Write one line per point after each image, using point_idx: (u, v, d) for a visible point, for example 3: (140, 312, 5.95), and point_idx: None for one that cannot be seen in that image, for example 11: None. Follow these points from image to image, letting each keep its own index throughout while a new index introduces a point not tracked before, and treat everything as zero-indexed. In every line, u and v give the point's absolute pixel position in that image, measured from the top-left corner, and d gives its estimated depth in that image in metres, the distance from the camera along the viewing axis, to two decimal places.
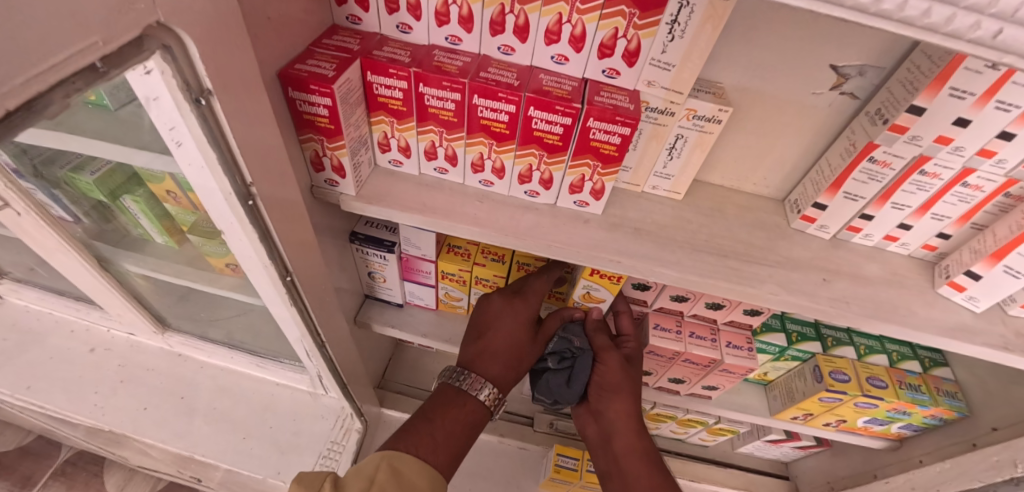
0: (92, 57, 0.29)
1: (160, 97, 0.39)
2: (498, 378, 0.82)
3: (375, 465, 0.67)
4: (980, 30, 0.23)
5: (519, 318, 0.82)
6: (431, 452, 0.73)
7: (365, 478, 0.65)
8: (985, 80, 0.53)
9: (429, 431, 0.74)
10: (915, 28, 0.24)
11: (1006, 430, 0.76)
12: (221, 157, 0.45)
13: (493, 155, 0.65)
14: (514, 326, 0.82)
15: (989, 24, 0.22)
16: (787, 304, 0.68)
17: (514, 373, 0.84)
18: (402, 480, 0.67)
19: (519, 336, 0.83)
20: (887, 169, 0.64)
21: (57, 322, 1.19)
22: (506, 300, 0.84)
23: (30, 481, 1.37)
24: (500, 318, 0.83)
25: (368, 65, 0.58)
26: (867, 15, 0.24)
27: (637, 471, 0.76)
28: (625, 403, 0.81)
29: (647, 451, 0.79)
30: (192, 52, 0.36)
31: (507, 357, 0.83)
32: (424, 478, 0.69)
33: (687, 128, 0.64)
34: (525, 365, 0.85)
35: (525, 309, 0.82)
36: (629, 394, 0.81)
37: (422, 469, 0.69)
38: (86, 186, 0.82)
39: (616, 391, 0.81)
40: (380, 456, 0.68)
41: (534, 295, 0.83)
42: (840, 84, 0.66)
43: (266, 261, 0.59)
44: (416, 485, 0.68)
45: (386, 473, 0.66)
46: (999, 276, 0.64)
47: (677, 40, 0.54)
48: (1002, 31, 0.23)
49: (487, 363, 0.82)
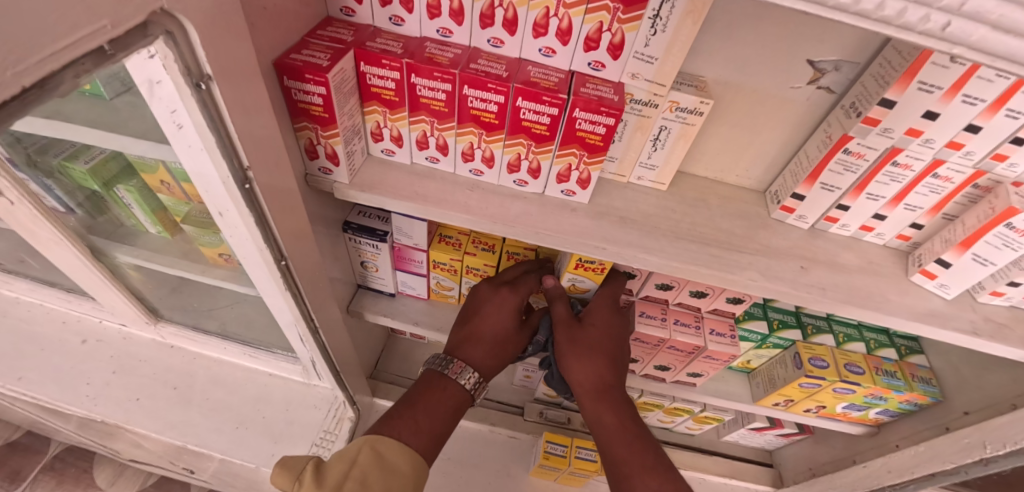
0: (100, 39, 0.31)
1: (161, 81, 0.41)
2: (480, 363, 0.86)
3: (356, 449, 0.69)
4: (930, 23, 0.25)
5: (503, 306, 0.85)
6: (413, 434, 0.75)
7: (347, 461, 0.67)
8: (952, 74, 0.56)
9: (411, 415, 0.77)
10: (870, 21, 0.26)
11: (977, 413, 0.80)
12: (219, 141, 0.47)
13: (483, 145, 0.67)
14: (498, 314, 0.85)
15: (938, 17, 0.25)
16: (766, 289, 0.71)
17: (495, 360, 0.87)
18: (383, 462, 0.70)
19: (504, 323, 0.86)
20: (861, 160, 0.67)
21: (48, 314, 1.19)
22: (493, 289, 0.86)
23: (19, 476, 1.38)
24: (485, 305, 0.86)
25: (361, 56, 0.60)
26: (827, 8, 0.26)
27: (609, 438, 0.82)
28: (580, 374, 0.83)
29: (616, 420, 0.82)
30: (193, 38, 0.38)
31: (489, 344, 0.87)
32: (406, 461, 0.71)
33: (670, 120, 0.66)
34: (507, 354, 0.89)
35: (510, 297, 0.85)
36: (585, 364, 0.83)
37: (403, 451, 0.72)
38: (80, 176, 0.83)
39: (571, 363, 0.83)
40: (361, 441, 0.71)
41: (523, 285, 0.85)
42: (817, 79, 0.69)
43: (261, 245, 0.61)
44: (397, 467, 0.70)
45: (368, 456, 0.69)
46: (968, 263, 0.67)
47: (660, 34, 0.56)
48: (950, 24, 0.25)
49: (468, 349, 0.86)
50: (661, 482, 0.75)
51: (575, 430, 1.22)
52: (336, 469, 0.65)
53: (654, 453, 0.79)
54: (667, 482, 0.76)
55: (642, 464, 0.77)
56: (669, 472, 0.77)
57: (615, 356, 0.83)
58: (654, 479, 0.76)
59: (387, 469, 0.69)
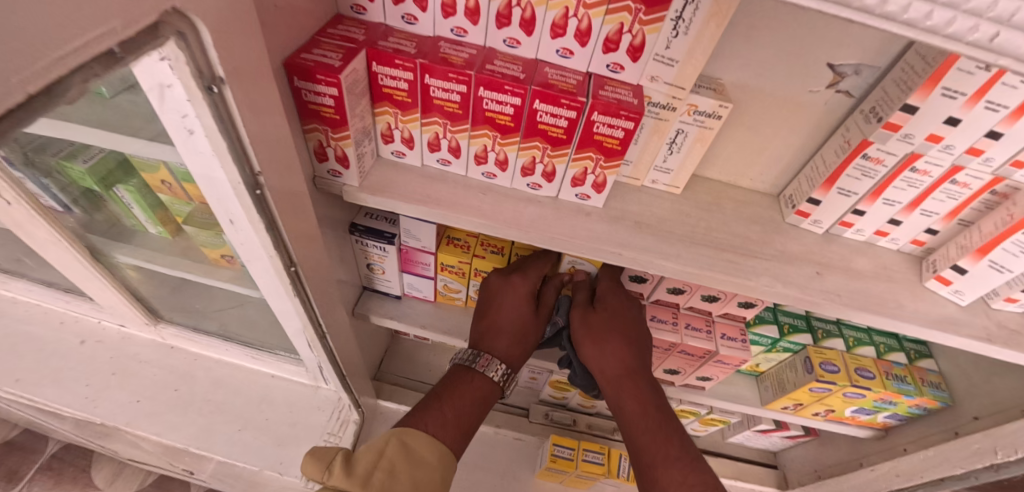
0: (110, 41, 0.29)
1: (171, 84, 0.39)
2: (507, 354, 0.85)
3: (384, 440, 0.69)
4: (978, 33, 0.22)
5: (518, 293, 0.84)
6: (440, 427, 0.75)
7: (374, 452, 0.67)
8: (975, 81, 0.55)
9: (438, 406, 0.77)
10: (915, 31, 0.23)
11: (988, 419, 0.80)
12: (230, 146, 0.45)
13: (497, 147, 0.66)
14: (515, 303, 0.84)
15: (987, 28, 0.22)
16: (781, 296, 0.70)
17: (520, 349, 0.86)
18: (411, 453, 0.69)
19: (522, 310, 0.85)
20: (880, 165, 0.66)
21: (45, 314, 1.17)
22: (504, 279, 0.86)
23: (16, 475, 1.36)
24: (500, 296, 0.85)
25: (373, 55, 0.58)
26: (869, 16, 0.23)
27: (633, 427, 0.79)
28: (599, 358, 0.83)
29: (638, 407, 0.79)
30: (206, 40, 0.36)
31: (511, 334, 0.86)
32: (433, 453, 0.71)
33: (687, 123, 0.65)
34: (530, 343, 0.88)
35: (523, 284, 0.85)
36: (604, 348, 0.82)
37: (431, 443, 0.71)
38: (78, 175, 0.80)
39: (589, 347, 0.83)
40: (389, 433, 0.70)
41: (533, 270, 0.86)
42: (836, 83, 0.68)
43: (271, 251, 0.59)
44: (424, 459, 0.70)
45: (396, 447, 0.68)
46: (985, 270, 0.67)
47: (681, 37, 0.55)
48: (1000, 35, 0.22)
49: (491, 342, 0.85)
50: (686, 474, 0.71)
51: (580, 432, 1.22)
52: (365, 460, 0.66)
53: (678, 443, 0.75)
54: (694, 474, 0.71)
55: (666, 454, 0.74)
56: (695, 463, 0.72)
57: (633, 339, 0.82)
58: (678, 469, 0.71)
59: (415, 460, 0.69)
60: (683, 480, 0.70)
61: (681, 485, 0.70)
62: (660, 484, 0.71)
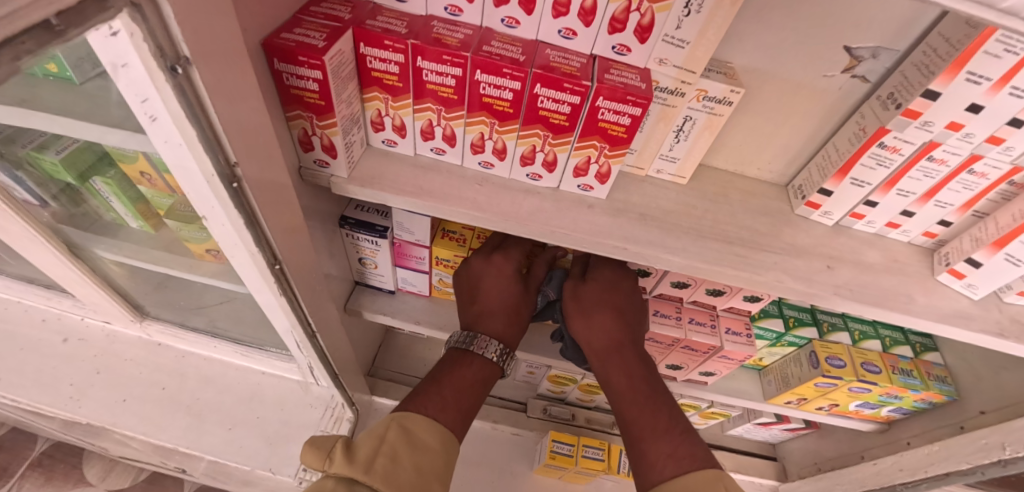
0: (45, 11, 0.25)
1: (128, 64, 0.35)
2: (502, 334, 0.82)
3: (385, 426, 0.66)
4: None
5: (504, 273, 0.83)
6: (440, 410, 0.72)
7: (376, 437, 0.64)
8: (1003, 65, 0.50)
9: (438, 390, 0.74)
10: None
11: (994, 413, 0.78)
12: (201, 134, 0.41)
13: (495, 135, 0.62)
14: (501, 282, 0.82)
15: None
16: (791, 291, 0.67)
17: (516, 326, 0.84)
18: (412, 438, 0.66)
19: (509, 289, 0.83)
20: (896, 154, 0.63)
21: (26, 311, 1.12)
22: (486, 260, 0.83)
23: (6, 473, 1.32)
24: (484, 279, 0.82)
25: (360, 36, 0.54)
26: None
27: (622, 401, 0.75)
28: (587, 330, 0.80)
29: (627, 380, 0.76)
30: (166, 14, 0.32)
31: (505, 313, 0.83)
32: (434, 436, 0.68)
33: (696, 110, 0.61)
34: (524, 316, 0.86)
35: (506, 264, 0.83)
36: (593, 319, 0.79)
37: (432, 427, 0.69)
38: (53, 167, 0.74)
39: (577, 318, 0.81)
40: (390, 418, 0.67)
41: (514, 249, 0.85)
42: (852, 67, 0.64)
43: (253, 249, 0.56)
44: (425, 442, 0.67)
45: (397, 432, 0.66)
46: (1000, 263, 0.64)
47: (693, 15, 0.51)
48: None
49: (487, 322, 0.82)
50: (675, 446, 0.67)
51: (579, 426, 1.20)
52: (366, 446, 0.63)
53: (668, 416, 0.71)
54: (683, 446, 0.67)
55: (655, 427, 0.70)
56: (686, 436, 0.68)
57: (624, 308, 0.80)
58: (667, 442, 0.68)
59: (417, 444, 0.66)
60: (672, 453, 0.66)
61: (669, 456, 0.66)
62: (649, 457, 0.68)
